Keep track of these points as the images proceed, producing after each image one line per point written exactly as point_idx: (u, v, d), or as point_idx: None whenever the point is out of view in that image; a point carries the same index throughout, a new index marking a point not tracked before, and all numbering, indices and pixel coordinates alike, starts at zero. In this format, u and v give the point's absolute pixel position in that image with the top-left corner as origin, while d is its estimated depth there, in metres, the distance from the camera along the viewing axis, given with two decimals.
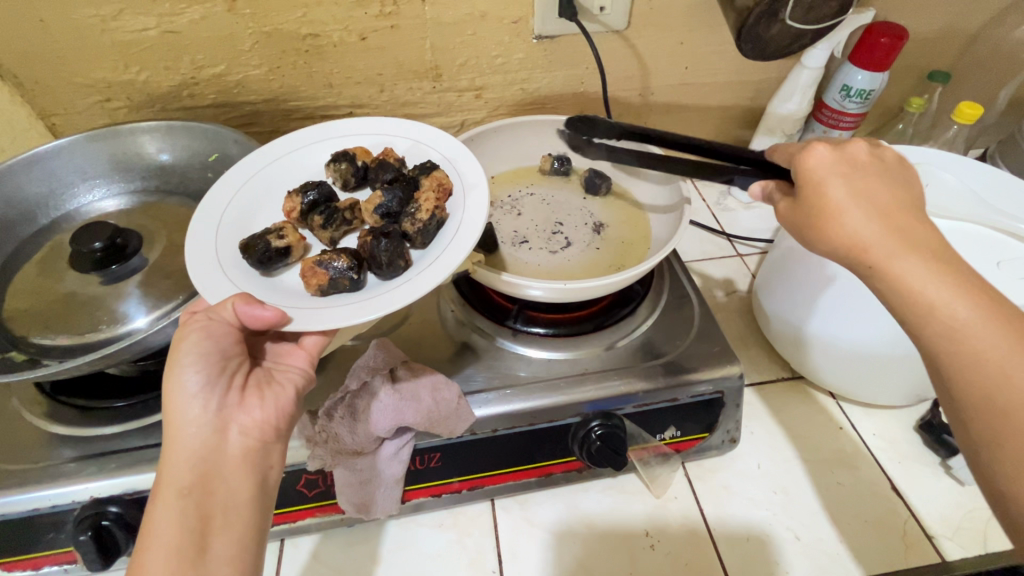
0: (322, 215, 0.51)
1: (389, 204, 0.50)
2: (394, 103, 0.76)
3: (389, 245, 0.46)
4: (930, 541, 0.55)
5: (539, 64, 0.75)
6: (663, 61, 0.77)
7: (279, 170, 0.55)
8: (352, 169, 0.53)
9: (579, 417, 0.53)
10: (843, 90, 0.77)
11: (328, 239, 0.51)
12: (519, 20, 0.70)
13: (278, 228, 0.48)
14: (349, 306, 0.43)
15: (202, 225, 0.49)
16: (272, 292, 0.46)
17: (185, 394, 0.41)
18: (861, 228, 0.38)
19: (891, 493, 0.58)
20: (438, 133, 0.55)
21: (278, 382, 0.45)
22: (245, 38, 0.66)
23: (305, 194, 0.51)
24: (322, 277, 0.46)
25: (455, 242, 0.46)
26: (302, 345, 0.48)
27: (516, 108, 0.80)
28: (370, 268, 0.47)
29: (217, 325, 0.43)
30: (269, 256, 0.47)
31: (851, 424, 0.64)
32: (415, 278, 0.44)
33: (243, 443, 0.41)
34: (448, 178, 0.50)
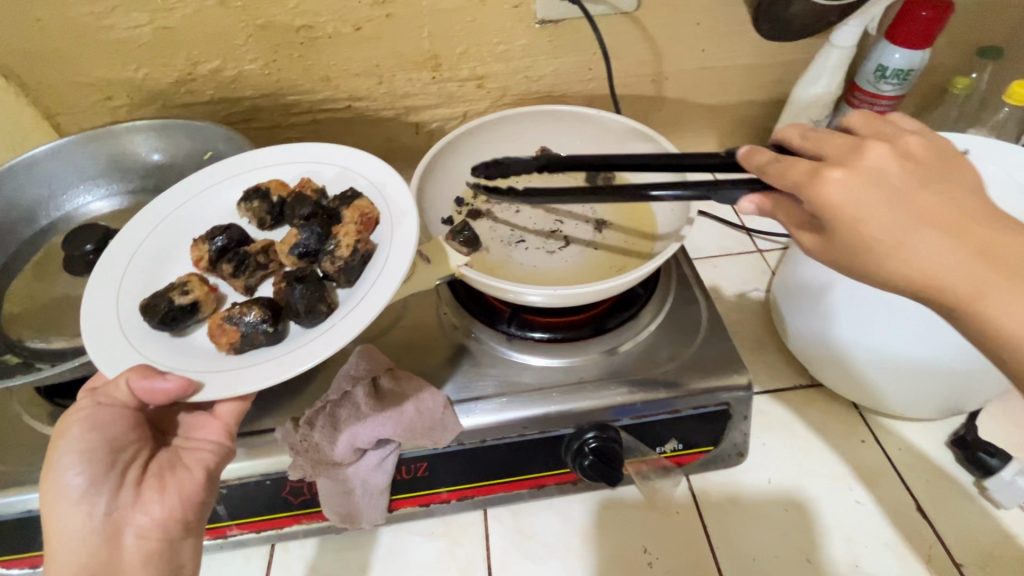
0: (230, 262, 0.47)
1: (308, 242, 0.47)
2: (393, 95, 0.74)
3: (306, 290, 0.43)
4: (958, 569, 0.51)
5: (543, 51, 0.71)
6: (678, 44, 0.72)
7: (195, 209, 0.52)
8: (265, 208, 0.50)
9: (572, 428, 0.50)
10: (877, 70, 0.70)
11: (242, 287, 0.48)
12: (520, 4, 0.66)
13: (183, 282, 0.45)
14: (268, 363, 0.40)
15: (103, 286, 0.45)
16: (181, 355, 0.42)
17: (67, 501, 0.39)
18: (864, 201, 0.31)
19: (917, 514, 0.54)
20: (364, 156, 0.52)
21: (184, 466, 0.43)
22: (239, 33, 0.64)
23: (212, 240, 0.48)
24: (233, 334, 0.42)
25: (384, 275, 0.42)
26: (215, 415, 0.45)
27: (520, 98, 0.76)
28: (290, 317, 0.44)
29: (105, 413, 0.42)
30: (174, 315, 0.43)
31: (875, 437, 0.59)
32: (342, 323, 0.41)
33: (142, 546, 0.40)
34: (370, 205, 0.47)
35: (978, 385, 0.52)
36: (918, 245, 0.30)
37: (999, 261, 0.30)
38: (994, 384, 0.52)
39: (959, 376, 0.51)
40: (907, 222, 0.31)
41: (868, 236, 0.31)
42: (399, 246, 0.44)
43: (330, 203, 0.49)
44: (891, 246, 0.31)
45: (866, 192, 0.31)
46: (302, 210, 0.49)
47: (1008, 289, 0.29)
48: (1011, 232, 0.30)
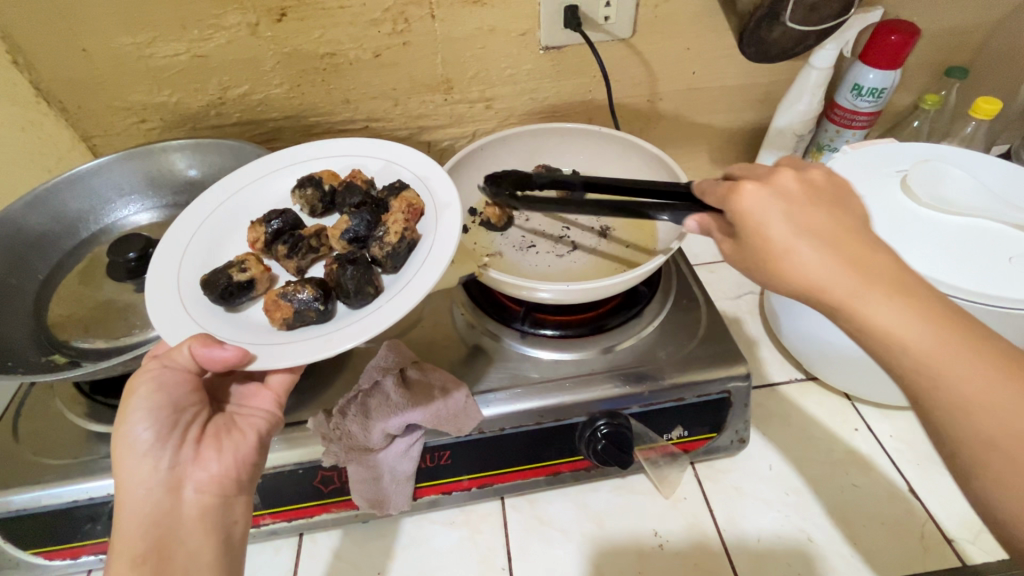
0: (286, 243, 0.52)
1: (357, 229, 0.52)
2: (407, 117, 0.79)
3: (356, 272, 0.47)
4: (949, 544, 0.54)
5: (547, 74, 0.77)
6: (670, 67, 0.78)
7: (248, 197, 0.57)
8: (318, 196, 0.55)
9: (585, 416, 0.54)
10: (854, 89, 0.77)
11: (295, 268, 0.52)
12: (526, 33, 0.72)
13: (241, 261, 0.49)
14: (317, 339, 0.44)
15: (165, 261, 0.50)
16: (236, 328, 0.47)
17: (135, 453, 0.43)
18: (773, 222, 0.37)
19: (909, 495, 0.57)
20: (409, 152, 0.57)
21: (239, 429, 0.47)
22: (267, 60, 0.70)
23: (269, 223, 0.52)
24: (286, 310, 0.46)
25: (426, 263, 0.47)
26: (267, 385, 0.50)
27: (526, 118, 0.82)
28: (338, 297, 0.48)
29: (170, 375, 0.45)
30: (232, 291, 0.48)
31: (867, 425, 0.63)
32: (384, 306, 0.45)
33: (199, 500, 0.44)
34: (417, 197, 0.52)
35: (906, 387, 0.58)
36: (795, 253, 0.36)
37: (864, 268, 0.34)
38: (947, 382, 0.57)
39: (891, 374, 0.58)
40: (794, 231, 0.36)
41: (769, 236, 0.37)
42: (439, 236, 0.48)
43: (379, 193, 0.54)
44: (775, 256, 0.36)
45: (766, 206, 0.37)
46: (353, 198, 0.54)
47: (875, 292, 0.33)
48: (874, 248, 0.35)
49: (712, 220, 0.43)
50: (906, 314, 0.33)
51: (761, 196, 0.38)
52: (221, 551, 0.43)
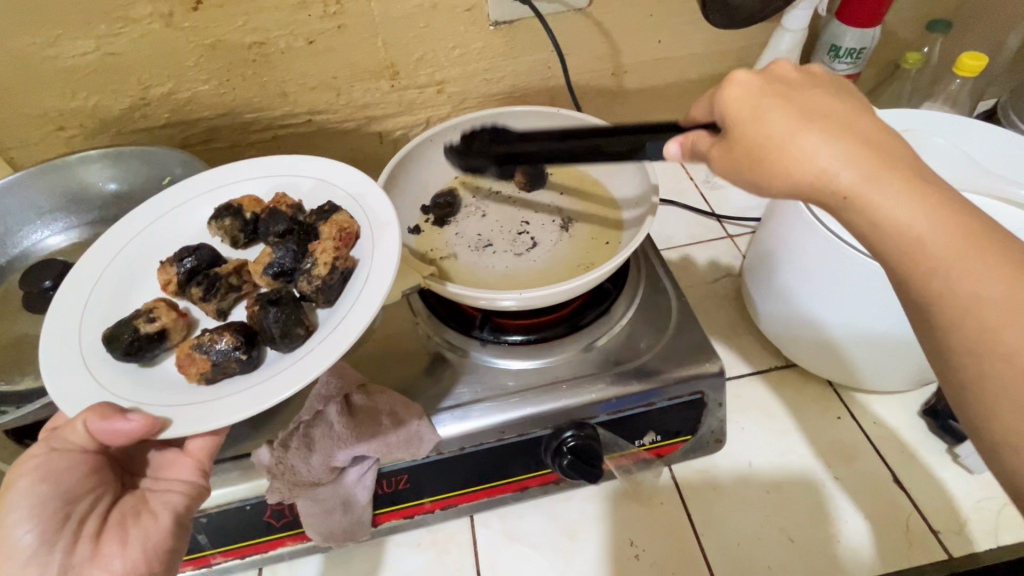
0: (201, 284, 0.48)
1: (283, 261, 0.48)
2: (353, 107, 0.73)
3: (282, 314, 0.43)
4: (935, 536, 0.52)
5: (500, 52, 0.70)
6: (633, 37, 0.72)
7: (157, 232, 0.52)
8: (238, 225, 0.50)
9: (550, 428, 0.50)
10: (831, 50, 0.71)
11: (213, 311, 0.48)
12: (472, 7, 0.65)
13: (149, 309, 0.44)
14: (240, 394, 0.40)
15: (63, 312, 0.45)
16: (149, 387, 0.42)
17: (14, 562, 0.38)
18: (777, 120, 0.34)
19: (893, 486, 0.55)
20: (340, 167, 0.52)
21: (150, 512, 0.43)
22: (189, 54, 0.63)
23: (181, 262, 0.48)
24: (205, 364, 0.42)
25: (365, 294, 0.42)
26: (187, 452, 0.45)
27: (481, 101, 0.76)
28: (265, 342, 0.44)
29: (60, 460, 0.41)
30: (140, 345, 0.43)
31: (849, 413, 0.60)
32: (316, 348, 0.40)
33: None
34: (349, 219, 0.47)
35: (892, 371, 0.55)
36: (795, 143, 0.33)
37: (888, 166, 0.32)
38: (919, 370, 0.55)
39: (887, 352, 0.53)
40: (796, 122, 0.34)
41: (766, 130, 0.35)
42: (376, 262, 0.43)
43: (306, 218, 0.49)
44: (773, 146, 0.34)
45: (766, 105, 0.35)
46: (278, 226, 0.49)
47: (888, 180, 0.31)
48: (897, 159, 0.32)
49: (700, 134, 0.39)
50: (913, 207, 0.31)
51: (775, 96, 0.36)
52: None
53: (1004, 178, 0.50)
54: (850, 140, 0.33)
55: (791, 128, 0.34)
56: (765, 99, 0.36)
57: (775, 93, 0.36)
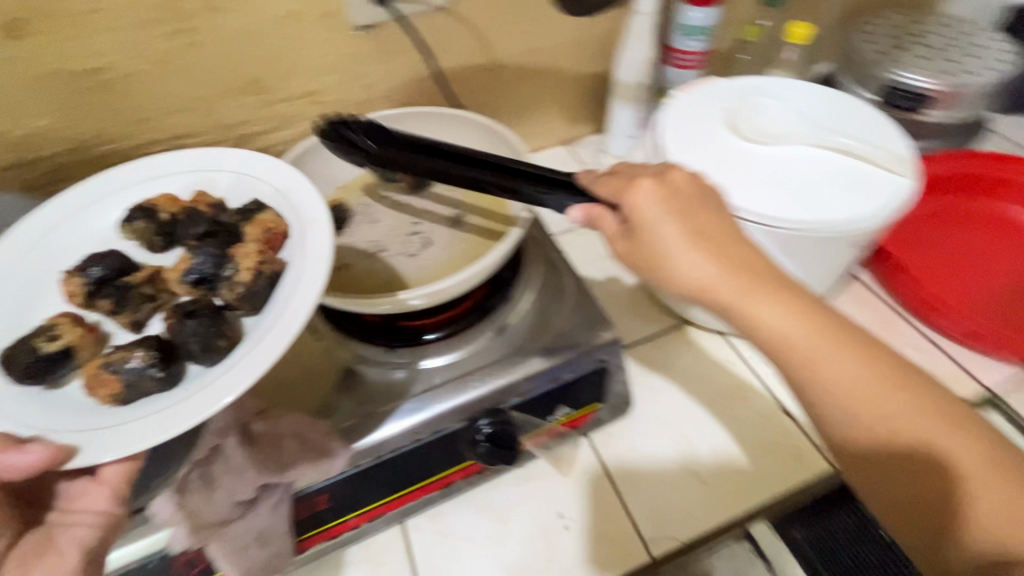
0: (110, 298, 0.44)
1: (203, 268, 0.45)
2: (223, 127, 0.69)
3: (201, 327, 0.40)
4: (819, 451, 0.58)
5: (370, 56, 0.70)
6: (500, 30, 0.74)
7: (56, 240, 0.48)
8: (154, 229, 0.47)
9: (464, 421, 0.51)
10: (682, 30, 0.77)
11: (129, 323, 0.45)
12: (332, 13, 0.64)
13: (49, 328, 0.41)
14: (156, 415, 0.36)
15: None
16: (60, 408, 0.39)
17: None
18: (665, 231, 0.39)
19: (780, 415, 0.61)
20: (272, 161, 0.49)
21: (59, 549, 0.41)
22: (18, 86, 0.57)
23: (86, 272, 0.44)
24: (114, 384, 0.38)
25: (289, 304, 0.39)
26: (102, 479, 0.42)
27: (360, 107, 0.74)
28: (186, 358, 0.40)
29: None
30: (43, 364, 0.40)
31: (740, 357, 0.66)
32: (240, 361, 0.37)
33: None
34: (272, 219, 0.44)
35: None
36: (683, 261, 0.38)
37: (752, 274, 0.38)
38: None
39: None
40: (685, 237, 0.39)
41: (661, 237, 0.39)
42: (299, 268, 0.40)
43: (225, 219, 0.46)
44: (667, 256, 0.39)
45: (653, 213, 0.40)
46: (195, 229, 0.46)
47: (760, 296, 0.37)
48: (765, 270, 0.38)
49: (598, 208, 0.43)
50: (783, 314, 0.37)
51: (650, 202, 0.40)
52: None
53: (837, 131, 0.55)
54: (730, 256, 0.38)
55: (681, 242, 0.38)
56: (660, 208, 0.40)
57: (675, 203, 0.40)
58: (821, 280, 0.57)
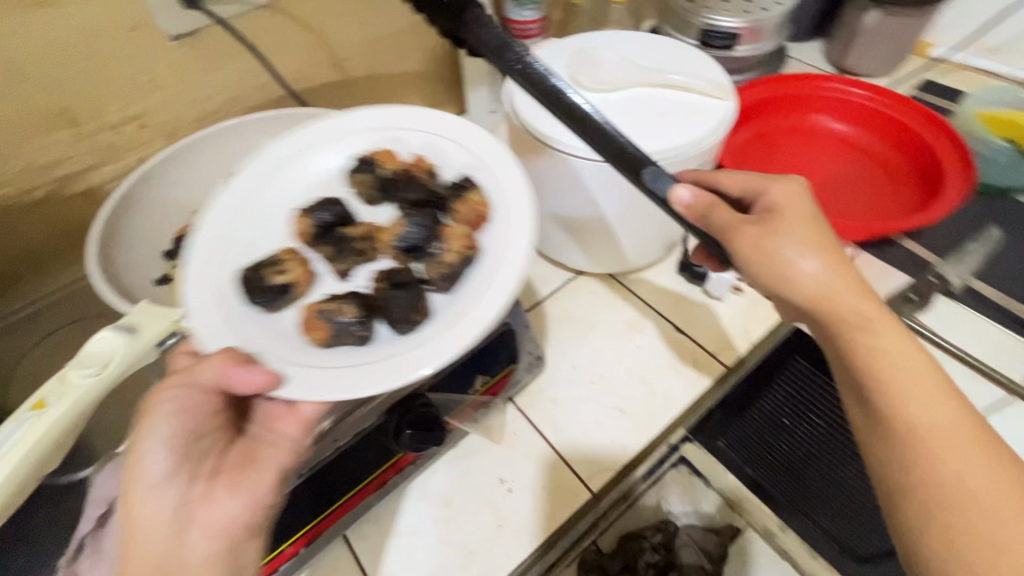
0: (332, 243, 0.49)
1: (412, 237, 0.49)
2: (35, 171, 0.60)
3: (409, 298, 0.45)
4: (713, 356, 0.64)
5: (196, 67, 0.64)
6: (336, 23, 0.71)
7: (278, 184, 0.52)
8: (373, 183, 0.51)
9: (384, 415, 0.50)
10: (514, 1, 0.80)
11: (338, 271, 0.49)
12: (138, 25, 0.58)
13: (279, 260, 0.47)
14: (314, 394, 0.40)
15: (192, 260, 0.46)
16: (291, 344, 0.44)
17: (149, 482, 0.40)
18: (783, 245, 0.45)
19: (675, 334, 0.66)
20: (458, 125, 0.54)
21: (257, 463, 0.43)
22: None
23: (318, 215, 0.49)
24: (324, 329, 0.43)
25: (495, 287, 0.44)
26: (295, 411, 0.44)
27: (199, 124, 0.69)
28: (381, 318, 0.45)
29: (194, 395, 0.42)
30: (268, 291, 0.45)
31: (631, 291, 0.70)
32: (431, 339, 0.43)
33: (206, 551, 0.39)
34: (484, 200, 0.48)
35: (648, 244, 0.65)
36: (785, 250, 0.44)
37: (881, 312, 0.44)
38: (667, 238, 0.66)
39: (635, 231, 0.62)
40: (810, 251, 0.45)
41: (770, 245, 0.45)
42: (508, 248, 0.46)
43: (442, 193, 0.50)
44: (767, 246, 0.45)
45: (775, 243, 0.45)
46: (416, 193, 0.50)
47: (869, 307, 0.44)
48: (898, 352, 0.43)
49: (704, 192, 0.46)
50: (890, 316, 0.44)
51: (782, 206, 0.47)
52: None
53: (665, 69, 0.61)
54: (849, 271, 0.44)
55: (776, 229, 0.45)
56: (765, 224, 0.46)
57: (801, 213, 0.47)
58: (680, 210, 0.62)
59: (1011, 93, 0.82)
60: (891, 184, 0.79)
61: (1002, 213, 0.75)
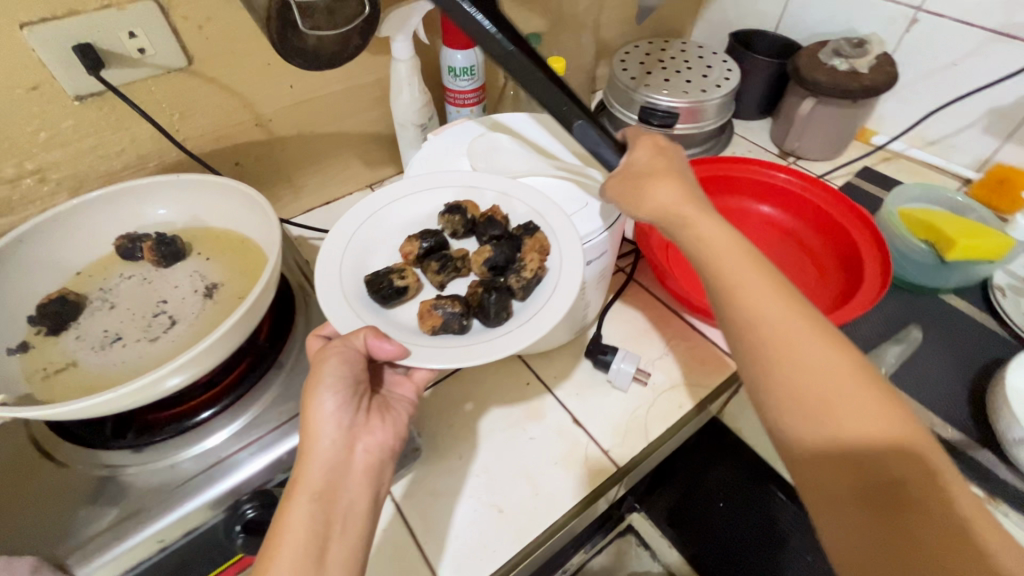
0: (438, 261, 0.59)
1: (496, 259, 0.58)
2: None
3: (499, 296, 0.54)
4: (607, 455, 0.61)
5: (104, 125, 0.63)
6: (262, 86, 0.71)
7: (388, 216, 0.63)
8: (462, 221, 0.61)
9: (225, 511, 0.48)
10: (450, 71, 0.80)
11: (439, 282, 0.59)
12: (38, 86, 0.57)
13: (398, 269, 0.57)
14: (456, 349, 0.51)
15: (326, 263, 0.57)
16: (399, 330, 0.54)
17: (324, 415, 0.47)
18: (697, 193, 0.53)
19: (572, 426, 0.63)
20: (524, 187, 0.62)
21: (393, 409, 0.54)
22: None
23: (423, 240, 0.59)
24: (436, 319, 0.53)
25: (552, 301, 0.53)
26: (411, 377, 0.58)
27: (107, 178, 0.68)
28: (476, 315, 0.55)
29: (351, 351, 0.50)
30: (390, 293, 0.55)
31: (536, 375, 0.68)
32: (519, 329, 0.52)
33: (366, 459, 0.48)
34: (546, 237, 0.57)
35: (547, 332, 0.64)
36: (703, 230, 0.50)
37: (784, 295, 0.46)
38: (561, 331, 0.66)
39: None
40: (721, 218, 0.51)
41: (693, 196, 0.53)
42: (568, 263, 0.55)
43: (515, 231, 0.59)
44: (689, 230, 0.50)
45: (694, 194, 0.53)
46: (495, 231, 0.60)
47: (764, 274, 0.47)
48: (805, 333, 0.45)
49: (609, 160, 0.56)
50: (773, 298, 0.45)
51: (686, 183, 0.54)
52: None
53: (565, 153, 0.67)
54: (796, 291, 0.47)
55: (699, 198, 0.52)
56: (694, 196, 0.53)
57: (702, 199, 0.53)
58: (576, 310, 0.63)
59: (935, 191, 0.82)
60: (817, 272, 0.78)
61: (925, 315, 0.74)
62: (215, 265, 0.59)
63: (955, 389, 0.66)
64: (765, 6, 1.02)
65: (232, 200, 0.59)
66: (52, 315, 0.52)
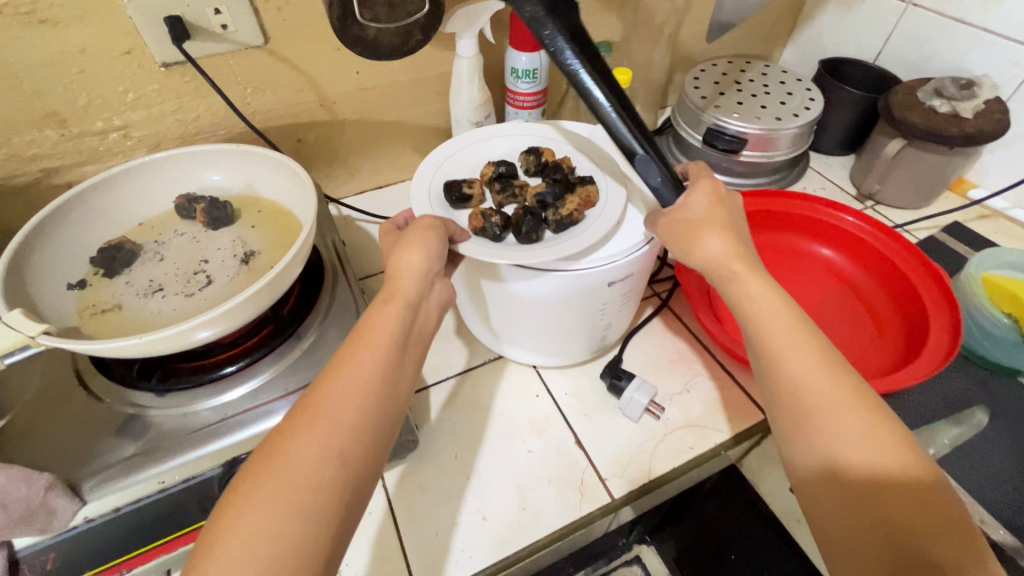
0: (502, 184, 0.58)
1: (546, 196, 0.56)
2: (19, 160, 0.66)
3: (531, 220, 0.53)
4: (603, 483, 0.58)
5: (184, 92, 0.69)
6: (330, 70, 0.74)
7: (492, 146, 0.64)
8: (536, 162, 0.60)
9: (223, 466, 0.51)
10: (512, 72, 0.80)
11: (497, 201, 0.58)
12: (131, 50, 0.63)
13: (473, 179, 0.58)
14: (493, 250, 0.52)
15: (435, 159, 0.61)
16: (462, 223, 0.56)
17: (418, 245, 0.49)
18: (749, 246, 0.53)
19: (573, 447, 0.61)
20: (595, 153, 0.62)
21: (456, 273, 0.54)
22: None
23: (500, 164, 0.59)
24: (479, 221, 0.54)
25: (580, 242, 0.52)
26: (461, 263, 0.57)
27: (181, 141, 0.73)
28: (511, 231, 0.55)
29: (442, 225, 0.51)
30: (461, 195, 0.57)
31: (547, 388, 0.67)
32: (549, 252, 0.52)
33: (439, 299, 0.50)
34: (596, 192, 0.56)
35: (566, 340, 0.61)
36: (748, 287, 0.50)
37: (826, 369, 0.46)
38: (578, 346, 0.63)
39: (551, 322, 0.59)
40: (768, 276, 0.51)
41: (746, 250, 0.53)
42: (593, 233, 0.53)
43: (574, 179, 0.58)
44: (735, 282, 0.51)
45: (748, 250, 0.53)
46: (559, 175, 0.59)
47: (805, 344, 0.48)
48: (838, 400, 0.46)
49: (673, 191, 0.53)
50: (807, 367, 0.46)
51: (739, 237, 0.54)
52: (389, 384, 0.42)
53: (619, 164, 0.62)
54: (815, 338, 0.48)
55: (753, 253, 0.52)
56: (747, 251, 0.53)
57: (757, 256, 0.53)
58: (595, 326, 0.61)
59: None
60: (874, 329, 0.71)
61: (995, 397, 0.65)
62: (259, 234, 0.62)
63: (1016, 487, 0.58)
64: (864, 35, 0.94)
65: (281, 176, 0.63)
66: (106, 260, 0.57)
